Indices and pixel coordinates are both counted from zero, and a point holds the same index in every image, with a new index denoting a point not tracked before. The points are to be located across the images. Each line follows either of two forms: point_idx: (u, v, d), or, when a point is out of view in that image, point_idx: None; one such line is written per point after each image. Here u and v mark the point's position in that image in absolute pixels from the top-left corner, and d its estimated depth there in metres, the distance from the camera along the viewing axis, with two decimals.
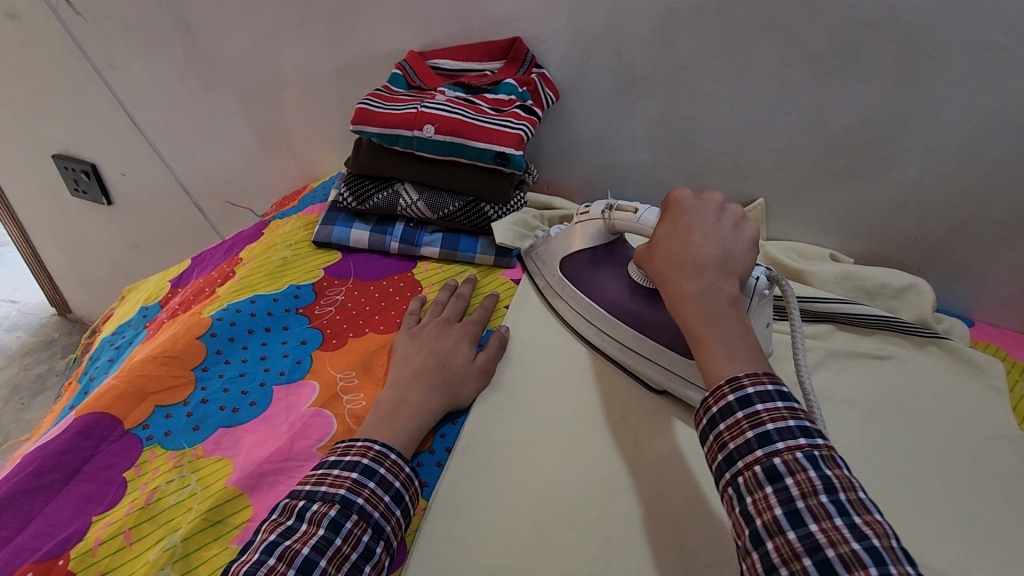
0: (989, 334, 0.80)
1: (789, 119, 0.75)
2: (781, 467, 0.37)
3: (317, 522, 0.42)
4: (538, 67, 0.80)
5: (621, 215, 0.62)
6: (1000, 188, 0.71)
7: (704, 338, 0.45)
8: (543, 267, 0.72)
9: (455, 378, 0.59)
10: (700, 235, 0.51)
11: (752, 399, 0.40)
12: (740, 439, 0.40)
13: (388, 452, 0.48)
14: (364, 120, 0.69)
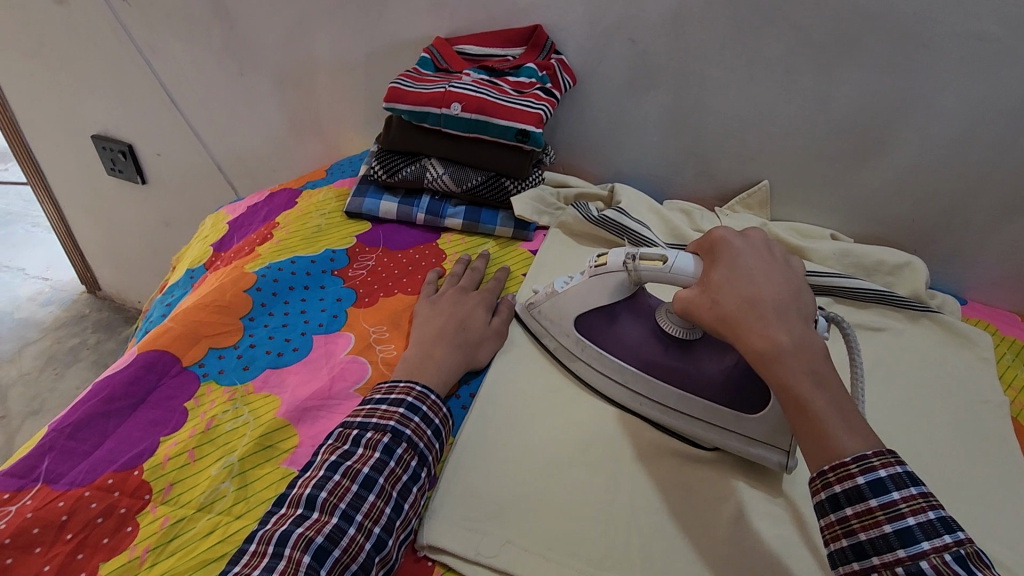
0: (981, 313, 0.84)
1: (793, 105, 0.80)
2: (928, 571, 0.37)
3: (373, 447, 0.48)
4: (557, 54, 0.85)
5: (648, 264, 0.58)
6: (993, 172, 0.76)
7: (814, 408, 0.43)
8: (554, 326, 0.65)
9: (474, 340, 0.63)
10: (767, 277, 0.50)
11: (886, 484, 0.40)
12: (873, 529, 0.40)
13: (428, 393, 0.53)
14: (396, 98, 0.75)
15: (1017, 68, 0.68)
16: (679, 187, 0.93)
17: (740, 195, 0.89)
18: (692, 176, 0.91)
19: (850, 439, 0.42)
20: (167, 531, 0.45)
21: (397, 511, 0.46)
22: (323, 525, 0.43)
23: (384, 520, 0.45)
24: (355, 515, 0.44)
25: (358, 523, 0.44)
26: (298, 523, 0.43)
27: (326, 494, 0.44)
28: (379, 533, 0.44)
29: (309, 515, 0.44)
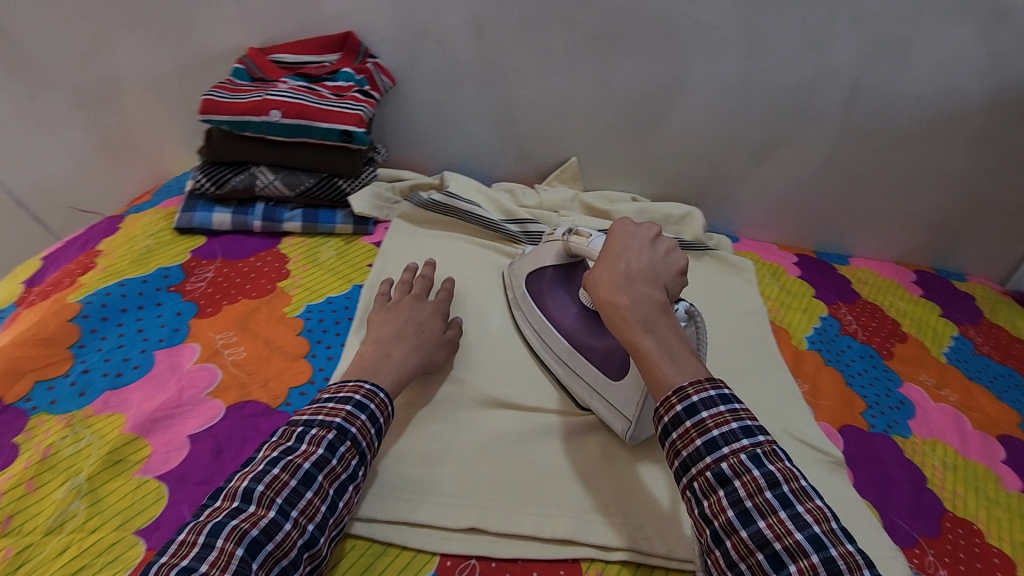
0: (749, 246, 1.06)
1: (583, 90, 0.93)
2: (729, 470, 0.44)
3: (317, 444, 0.49)
4: (373, 57, 0.91)
5: (577, 239, 0.68)
6: (737, 132, 0.96)
7: (642, 345, 0.50)
8: (514, 280, 0.77)
9: (432, 343, 0.65)
10: (636, 253, 0.57)
11: (697, 408, 0.46)
12: (691, 446, 0.46)
13: (377, 391, 0.55)
14: (212, 109, 0.76)
15: (736, 49, 0.87)
16: (505, 170, 1.03)
17: (554, 172, 1.02)
18: (514, 160, 1.02)
19: (669, 367, 0.49)
20: (13, 560, 0.44)
21: (331, 509, 0.48)
22: (259, 517, 0.44)
23: (318, 517, 0.47)
24: (290, 511, 0.45)
25: (293, 518, 0.45)
26: (234, 517, 0.44)
27: (263, 487, 0.45)
28: (312, 529, 0.46)
29: (246, 509, 0.44)
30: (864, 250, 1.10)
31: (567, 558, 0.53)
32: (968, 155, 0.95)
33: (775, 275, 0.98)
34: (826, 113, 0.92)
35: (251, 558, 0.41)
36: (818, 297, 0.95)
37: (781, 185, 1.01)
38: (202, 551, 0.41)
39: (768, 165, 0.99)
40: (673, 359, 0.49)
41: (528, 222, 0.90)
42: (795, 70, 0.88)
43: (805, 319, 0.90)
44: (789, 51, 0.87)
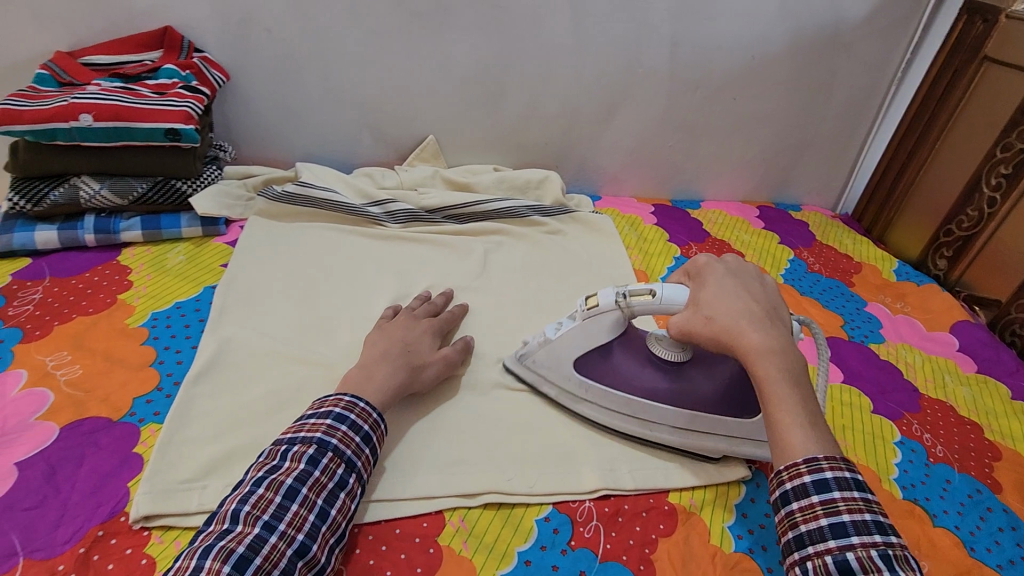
0: (610, 202, 1.12)
1: (425, 68, 0.94)
2: (854, 563, 0.41)
3: (299, 459, 0.49)
4: (199, 52, 0.88)
5: (639, 298, 0.58)
6: (579, 96, 1.01)
7: (779, 396, 0.48)
8: (550, 372, 0.64)
9: (419, 362, 0.63)
10: (745, 295, 0.54)
11: (830, 485, 0.44)
12: (812, 522, 0.44)
13: (357, 402, 0.54)
14: (8, 120, 0.69)
15: (562, 16, 0.92)
16: (363, 156, 1.03)
17: (414, 151, 1.02)
18: (371, 144, 1.01)
19: (810, 430, 0.46)
20: None
21: (321, 518, 0.47)
22: (246, 534, 0.44)
23: (308, 526, 0.46)
24: (279, 525, 0.45)
25: (281, 531, 0.45)
26: (222, 537, 0.44)
27: (249, 507, 0.46)
28: (301, 539, 0.45)
29: (231, 528, 0.45)
30: (713, 194, 1.20)
31: (431, 511, 0.54)
32: (782, 96, 1.06)
33: (633, 225, 1.04)
34: (654, 69, 0.99)
35: None
36: (671, 241, 1.02)
37: (629, 142, 1.08)
38: None
39: (615, 124, 1.05)
40: (811, 422, 0.47)
41: (389, 202, 0.91)
42: (619, 31, 0.94)
43: (661, 259, 0.97)
44: (610, 14, 0.92)
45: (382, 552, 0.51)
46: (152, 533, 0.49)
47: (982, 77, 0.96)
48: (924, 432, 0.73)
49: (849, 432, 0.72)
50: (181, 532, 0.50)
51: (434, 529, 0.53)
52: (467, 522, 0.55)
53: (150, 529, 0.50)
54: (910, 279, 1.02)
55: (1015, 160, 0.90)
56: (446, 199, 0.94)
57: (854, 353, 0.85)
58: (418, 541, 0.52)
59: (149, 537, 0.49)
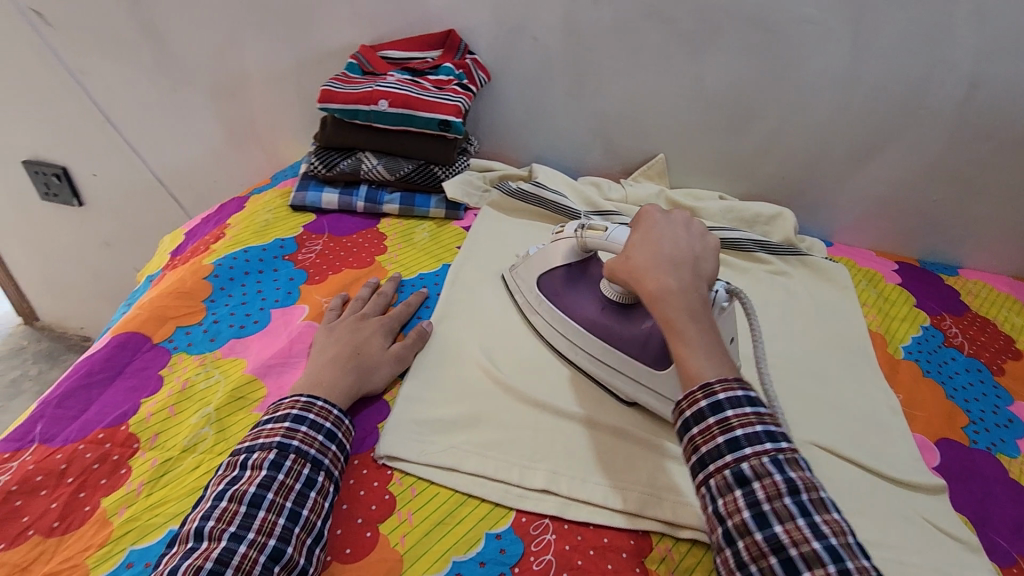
0: (843, 251, 1.01)
1: (674, 86, 0.94)
2: (748, 471, 0.44)
3: (260, 464, 0.49)
4: (471, 53, 0.97)
5: (593, 233, 0.67)
6: (834, 131, 0.93)
7: (681, 330, 0.51)
8: (523, 284, 0.75)
9: (368, 364, 0.62)
10: (673, 240, 0.59)
11: (723, 406, 0.47)
12: (711, 443, 0.46)
13: (314, 401, 0.54)
14: (328, 98, 0.84)
15: (839, 44, 0.85)
16: (590, 166, 1.06)
17: (640, 168, 1.03)
18: (600, 154, 1.04)
19: (708, 362, 0.50)
20: (157, 469, 0.52)
21: (293, 520, 0.46)
22: (212, 549, 0.43)
23: (279, 530, 0.46)
24: (246, 533, 0.45)
25: (250, 539, 0.45)
26: (189, 556, 0.44)
27: (215, 522, 0.45)
28: (274, 544, 0.45)
29: (201, 545, 0.44)
30: (974, 261, 1.02)
31: (636, 531, 0.53)
32: None
33: (871, 281, 0.93)
34: (936, 111, 0.87)
35: None
36: (919, 307, 0.89)
37: (882, 188, 0.97)
38: None
39: (870, 167, 0.95)
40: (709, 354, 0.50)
41: (612, 214, 0.92)
42: (904, 67, 0.85)
43: (904, 327, 0.85)
44: (897, 47, 0.83)
45: (588, 556, 0.51)
46: (391, 475, 0.56)
47: None
48: None
49: None
50: (417, 481, 0.55)
51: (641, 550, 0.52)
52: (674, 552, 0.52)
53: (390, 471, 0.56)
54: None
55: None
56: None
57: None
58: (624, 557, 0.51)
59: (390, 475, 0.56)
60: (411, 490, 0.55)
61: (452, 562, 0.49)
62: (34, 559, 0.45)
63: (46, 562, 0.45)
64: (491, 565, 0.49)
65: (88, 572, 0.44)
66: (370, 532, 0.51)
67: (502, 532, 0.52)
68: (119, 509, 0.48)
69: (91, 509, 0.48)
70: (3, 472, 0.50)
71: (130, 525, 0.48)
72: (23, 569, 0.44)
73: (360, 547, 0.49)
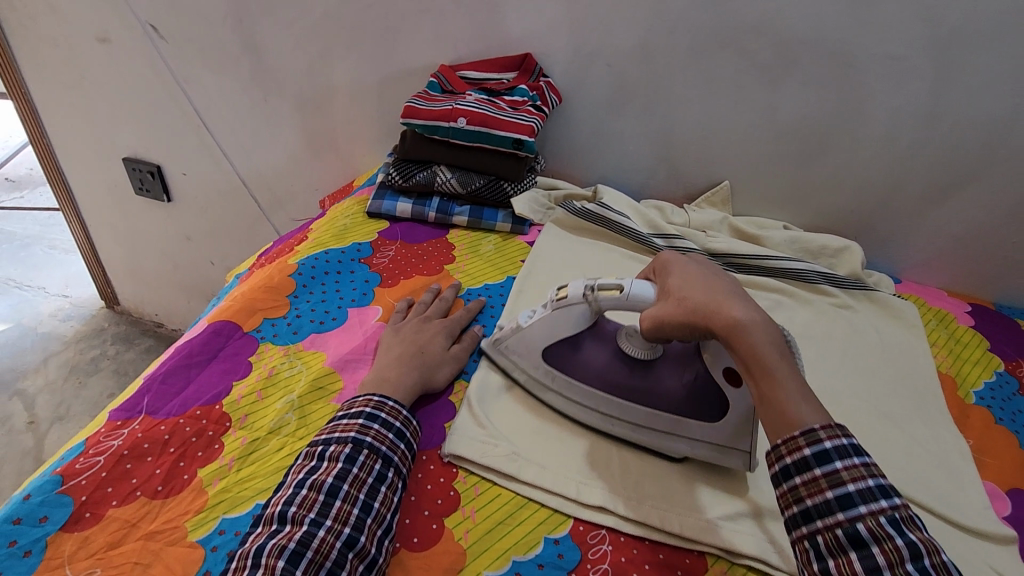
0: (912, 289, 0.99)
1: (745, 116, 0.95)
2: (864, 532, 0.43)
3: (336, 458, 0.52)
4: (545, 77, 1.01)
5: (606, 294, 0.61)
6: (910, 167, 0.91)
7: (774, 371, 0.50)
8: (523, 360, 0.67)
9: (431, 363, 0.66)
10: (717, 275, 0.58)
11: (830, 456, 0.46)
12: (829, 517, 0.45)
13: (386, 402, 0.58)
14: (411, 114, 0.89)
15: (920, 81, 0.84)
16: (654, 189, 1.07)
17: (704, 194, 1.04)
18: (664, 178, 1.05)
19: (807, 407, 0.49)
20: (247, 447, 0.56)
21: (366, 512, 0.49)
22: (296, 533, 0.47)
23: (354, 520, 0.49)
24: (325, 520, 0.48)
25: (328, 525, 0.48)
26: (273, 537, 0.47)
27: (296, 508, 0.49)
28: (349, 532, 0.48)
29: (282, 529, 0.48)
30: None
31: (692, 550, 0.54)
32: None
33: (942, 321, 0.91)
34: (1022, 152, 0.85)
35: None
36: (993, 351, 0.86)
37: (957, 227, 0.94)
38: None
39: (945, 205, 0.93)
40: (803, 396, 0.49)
41: (674, 238, 0.93)
42: (988, 106, 0.83)
43: (976, 372, 0.82)
44: (982, 85, 0.82)
45: (644, 569, 0.52)
46: (456, 475, 0.58)
47: None
48: None
49: None
50: (480, 481, 0.58)
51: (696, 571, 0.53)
52: None
53: (456, 469, 0.59)
54: None
55: None
56: (730, 246, 0.93)
57: None
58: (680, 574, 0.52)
59: (456, 473, 0.58)
60: (475, 488, 0.57)
61: (513, 561, 0.51)
62: (141, 517, 0.50)
63: (151, 521, 0.50)
64: (550, 568, 0.51)
65: (187, 534, 0.49)
66: (436, 524, 0.53)
67: (561, 538, 0.54)
68: (214, 480, 0.53)
69: (190, 477, 0.53)
70: (115, 437, 0.56)
71: (222, 495, 0.52)
72: (132, 525, 0.49)
73: (427, 537, 0.52)
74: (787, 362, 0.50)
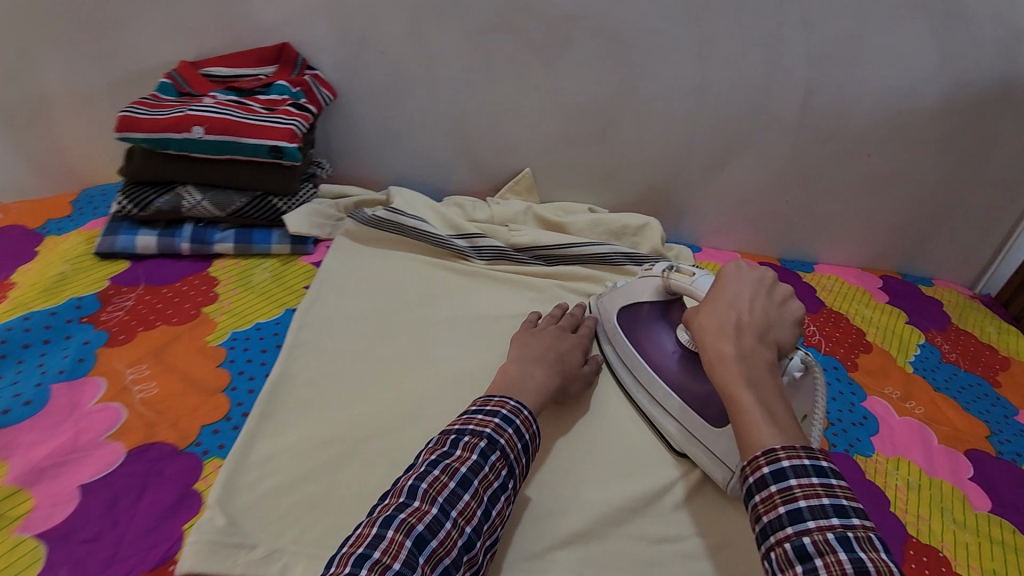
0: (711, 256, 1.03)
1: (534, 100, 0.90)
2: (810, 547, 0.41)
3: (470, 450, 0.53)
4: (311, 69, 0.87)
5: (679, 276, 0.66)
6: (693, 139, 0.93)
7: (742, 400, 0.49)
8: (603, 313, 0.75)
9: (569, 373, 0.67)
10: (746, 302, 0.56)
11: (787, 473, 0.45)
12: (773, 512, 0.45)
13: (471, 478, 0.51)
14: (128, 126, 0.71)
15: (687, 54, 0.85)
16: (458, 184, 1.00)
17: (508, 184, 0.98)
18: (465, 172, 0.98)
19: (770, 428, 0.47)
20: None
21: None
22: None
23: None
24: None
25: None
26: None
27: None
28: None
29: None
30: (829, 257, 1.07)
31: None
32: (926, 157, 0.93)
33: None
34: (782, 118, 0.90)
35: None
36: None
37: (741, 193, 0.99)
38: None
39: (728, 173, 0.97)
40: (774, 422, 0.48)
41: (477, 236, 0.87)
42: (748, 75, 0.86)
43: None
44: (740, 56, 0.85)
45: None
46: None
47: None
48: None
49: None
50: None
51: None
52: None
53: None
54: None
55: None
56: (536, 238, 0.89)
57: (1003, 474, 0.71)
58: None
59: None
60: None
61: None
62: None
63: None
64: None
65: None
66: None
67: None
68: None
69: None
70: None
71: None
72: None
73: None
74: (750, 390, 0.50)
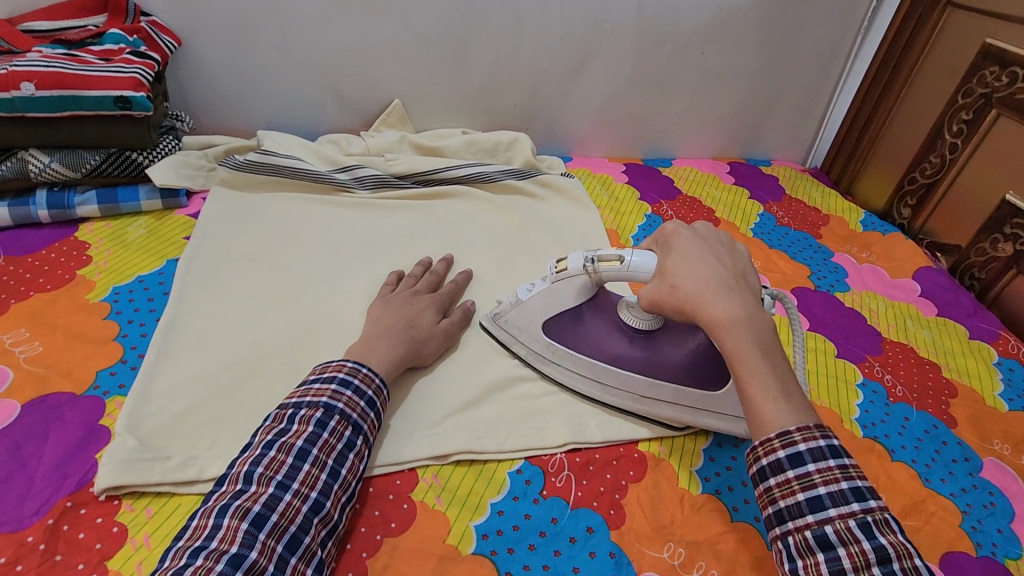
0: (583, 163, 1.11)
1: (387, 28, 0.92)
2: (833, 536, 0.39)
3: (307, 422, 0.50)
4: (146, 15, 0.84)
5: (607, 264, 0.59)
6: (546, 53, 0.99)
7: (756, 370, 0.44)
8: (523, 333, 0.67)
9: (420, 338, 0.64)
10: (715, 261, 0.51)
11: (804, 458, 0.41)
12: (790, 497, 0.42)
13: (328, 419, 0.50)
14: None
15: None
16: (330, 122, 1.01)
17: (380, 117, 1.01)
18: (335, 109, 0.99)
19: (785, 404, 0.43)
20: None
21: (289, 550, 0.44)
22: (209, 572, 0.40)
23: (300, 519, 0.45)
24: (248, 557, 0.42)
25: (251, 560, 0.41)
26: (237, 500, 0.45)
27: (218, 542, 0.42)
28: (291, 533, 0.44)
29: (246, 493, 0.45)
30: (686, 151, 1.19)
31: (402, 469, 0.57)
32: (748, 49, 1.05)
33: (604, 184, 1.04)
34: (620, 24, 0.98)
35: (257, 530, 0.43)
36: (642, 199, 1.02)
37: (599, 100, 1.07)
38: (212, 531, 0.42)
39: (583, 82, 1.04)
40: (783, 389, 0.44)
41: (356, 168, 0.90)
42: None
43: (633, 219, 0.96)
44: None
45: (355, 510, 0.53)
46: (119, 500, 0.51)
47: (926, 59, 1.00)
48: (885, 374, 0.76)
49: (814, 376, 0.74)
50: (151, 498, 0.51)
51: (408, 486, 0.56)
52: (439, 478, 0.58)
53: (116, 498, 0.51)
54: (877, 229, 1.04)
55: (920, 193, 1.01)
56: (414, 163, 0.93)
57: (822, 303, 0.86)
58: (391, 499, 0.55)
59: (118, 505, 0.50)
60: (147, 510, 0.50)
61: None
62: None
63: None
64: None
65: None
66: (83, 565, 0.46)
67: None
68: None
69: None
70: None
71: None
72: None
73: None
74: (771, 356, 0.45)
